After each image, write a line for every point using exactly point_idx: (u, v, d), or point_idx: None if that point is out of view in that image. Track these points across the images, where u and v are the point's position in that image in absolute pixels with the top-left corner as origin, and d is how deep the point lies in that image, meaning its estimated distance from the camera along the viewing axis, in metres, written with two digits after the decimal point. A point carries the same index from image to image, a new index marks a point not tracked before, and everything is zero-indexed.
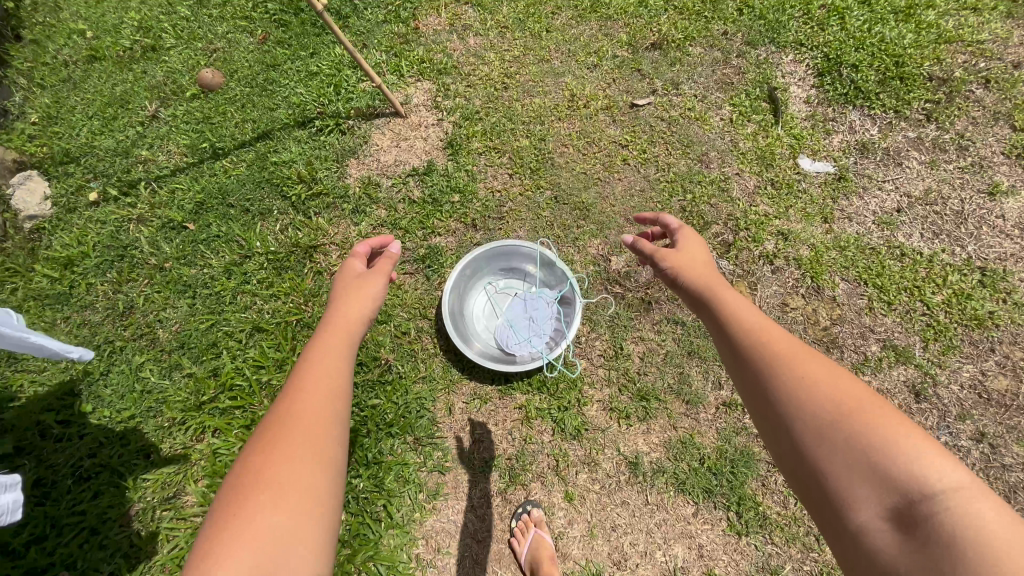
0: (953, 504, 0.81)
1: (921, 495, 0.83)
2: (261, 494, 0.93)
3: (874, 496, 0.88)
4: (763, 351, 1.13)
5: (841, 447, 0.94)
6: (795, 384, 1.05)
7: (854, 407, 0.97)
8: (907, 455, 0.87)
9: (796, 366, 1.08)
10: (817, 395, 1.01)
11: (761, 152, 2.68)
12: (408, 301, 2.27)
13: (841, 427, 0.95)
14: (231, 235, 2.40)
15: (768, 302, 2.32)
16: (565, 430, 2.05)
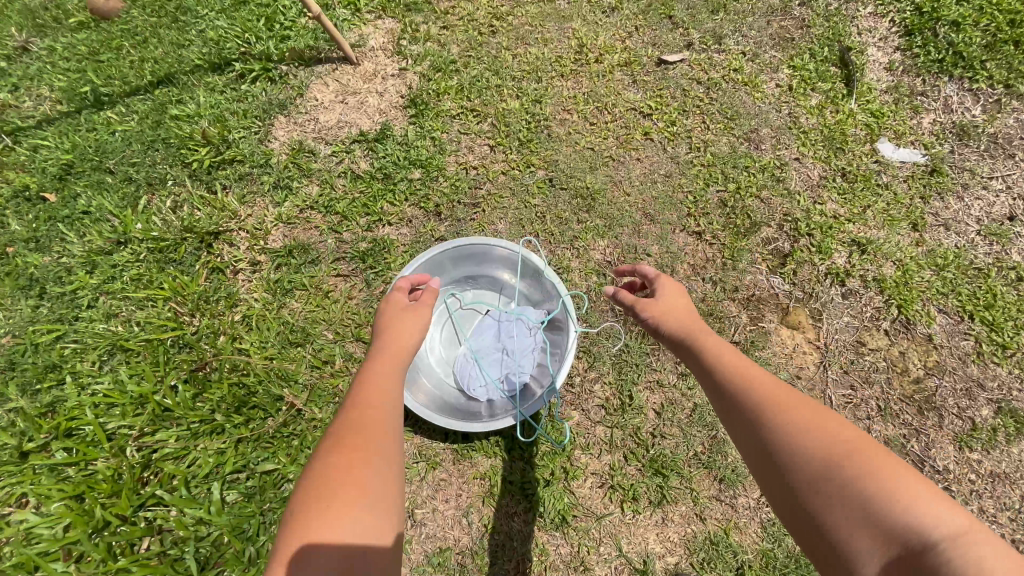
0: (961, 555, 0.64)
1: (923, 542, 0.67)
2: (335, 491, 0.79)
3: (874, 547, 0.70)
4: (748, 388, 0.94)
5: (845, 497, 0.74)
6: (787, 429, 0.85)
7: (845, 448, 0.79)
8: (906, 501, 0.70)
9: (787, 403, 0.89)
10: (809, 440, 0.82)
11: (829, 131, 2.01)
12: (337, 316, 1.64)
13: (842, 479, 0.76)
14: (102, 211, 1.74)
15: (839, 339, 1.66)
16: (544, 515, 1.43)
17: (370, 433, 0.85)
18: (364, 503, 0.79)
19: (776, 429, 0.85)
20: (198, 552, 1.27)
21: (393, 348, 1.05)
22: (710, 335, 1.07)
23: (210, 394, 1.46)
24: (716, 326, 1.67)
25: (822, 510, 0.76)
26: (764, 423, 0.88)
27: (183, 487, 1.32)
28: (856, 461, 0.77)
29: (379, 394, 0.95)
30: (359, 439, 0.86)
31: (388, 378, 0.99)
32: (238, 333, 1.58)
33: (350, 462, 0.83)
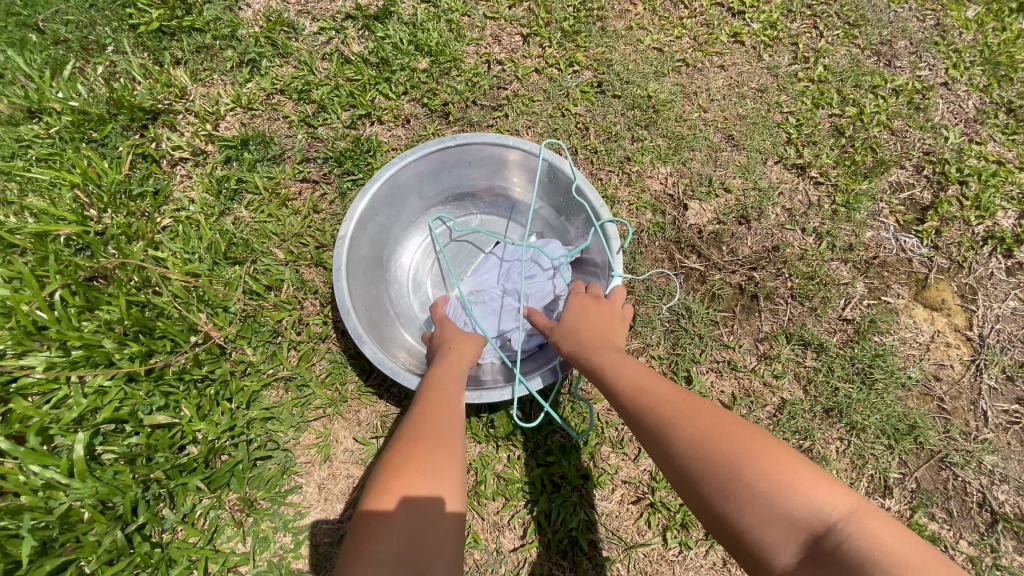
0: (864, 534, 0.48)
1: (823, 527, 0.50)
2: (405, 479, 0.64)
3: (778, 546, 0.51)
4: (625, 380, 0.72)
5: (739, 498, 0.54)
6: (667, 421, 0.63)
7: (728, 431, 0.59)
8: (800, 485, 0.52)
9: (665, 391, 0.68)
10: (691, 431, 0.60)
11: (991, 52, 1.43)
12: (294, 230, 1.21)
13: (734, 475, 0.55)
14: (15, 73, 1.34)
15: (1001, 331, 1.14)
16: (548, 534, 0.98)
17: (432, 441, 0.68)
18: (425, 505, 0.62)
19: (659, 427, 0.64)
20: (41, 530, 0.86)
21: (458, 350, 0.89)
22: (596, 325, 0.86)
23: (102, 312, 1.05)
24: (819, 295, 1.17)
25: (719, 514, 0.55)
26: (646, 418, 0.66)
27: (32, 435, 0.90)
28: (743, 444, 0.57)
29: (447, 382, 0.81)
30: (429, 425, 0.71)
31: (457, 370, 0.84)
32: (159, 240, 1.17)
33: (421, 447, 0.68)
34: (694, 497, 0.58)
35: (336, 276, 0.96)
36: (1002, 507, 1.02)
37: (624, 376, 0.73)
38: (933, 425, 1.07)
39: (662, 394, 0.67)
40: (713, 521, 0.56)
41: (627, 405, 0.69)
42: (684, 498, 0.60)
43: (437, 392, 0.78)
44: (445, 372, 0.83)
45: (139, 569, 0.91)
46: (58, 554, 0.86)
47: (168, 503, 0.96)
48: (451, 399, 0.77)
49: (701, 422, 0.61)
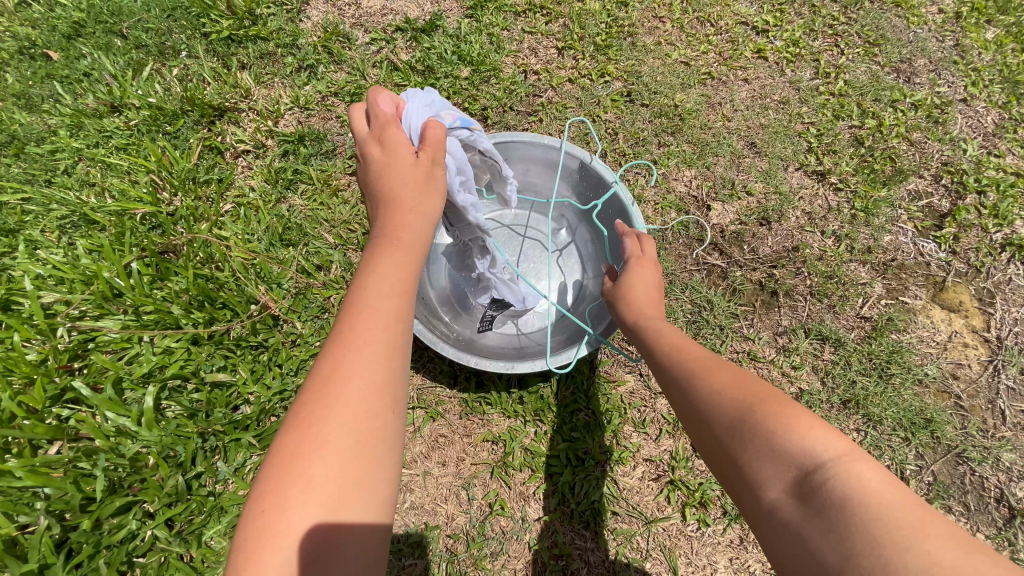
0: (853, 478, 0.47)
1: (812, 463, 0.49)
2: (299, 478, 0.52)
3: (770, 480, 0.52)
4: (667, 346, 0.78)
5: (745, 435, 0.56)
6: (698, 376, 0.68)
7: (751, 387, 0.61)
8: (800, 429, 0.52)
9: (704, 355, 0.73)
10: (717, 384, 0.65)
11: (1010, 71, 1.48)
12: (342, 217, 1.31)
13: (744, 417, 0.57)
14: (101, 73, 1.51)
15: (1017, 334, 1.17)
16: (571, 504, 1.04)
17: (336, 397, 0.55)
18: (325, 477, 0.52)
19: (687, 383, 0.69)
20: (113, 471, 0.96)
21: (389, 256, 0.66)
22: (641, 299, 0.93)
23: (171, 283, 1.16)
24: (838, 293, 1.22)
25: (728, 454, 0.58)
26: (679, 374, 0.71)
27: (110, 385, 1.01)
28: (762, 397, 0.59)
29: (374, 306, 0.61)
30: (342, 391, 0.56)
31: (385, 281, 0.63)
32: (222, 222, 1.29)
33: (322, 422, 0.54)
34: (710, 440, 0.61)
35: None
36: (1020, 502, 1.04)
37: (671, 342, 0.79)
38: (951, 420, 1.10)
39: (698, 358, 0.72)
40: (724, 462, 0.59)
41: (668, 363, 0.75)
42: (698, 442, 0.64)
43: (357, 326, 0.59)
44: (376, 291, 0.62)
45: (194, 514, 0.99)
46: (125, 494, 0.95)
47: (222, 456, 1.04)
48: (378, 342, 0.59)
49: (728, 380, 0.65)
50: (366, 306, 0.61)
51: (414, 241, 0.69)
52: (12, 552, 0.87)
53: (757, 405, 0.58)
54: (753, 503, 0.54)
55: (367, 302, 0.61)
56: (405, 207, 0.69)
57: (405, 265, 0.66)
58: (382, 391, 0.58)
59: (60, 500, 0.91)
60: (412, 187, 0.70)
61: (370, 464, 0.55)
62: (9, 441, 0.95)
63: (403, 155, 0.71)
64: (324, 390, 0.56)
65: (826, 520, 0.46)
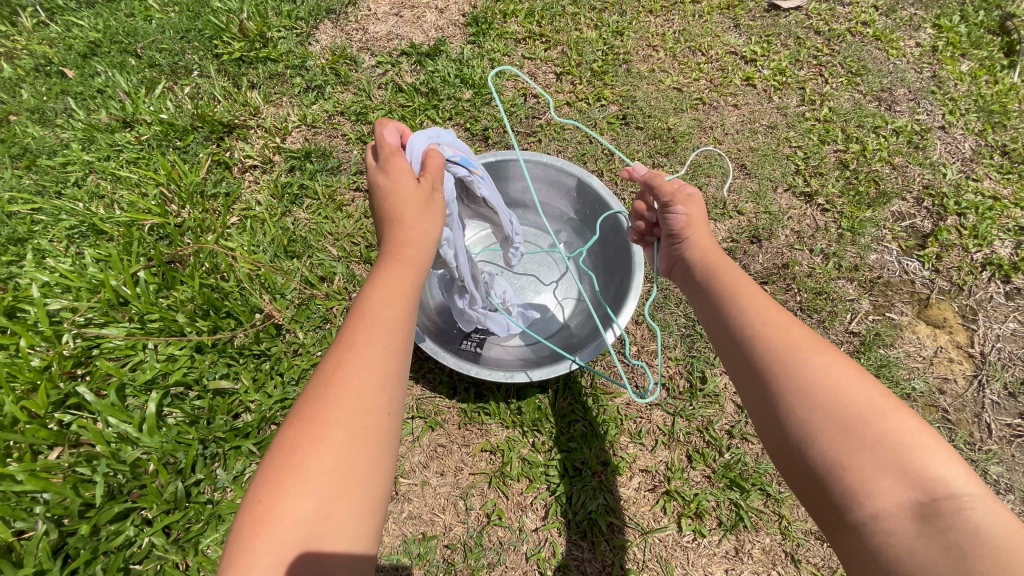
0: (993, 516, 0.47)
1: (945, 492, 0.49)
2: (298, 470, 0.52)
3: (886, 491, 0.51)
4: (747, 312, 0.69)
5: (860, 437, 0.53)
6: (789, 357, 0.62)
7: (858, 386, 0.57)
8: (930, 454, 0.51)
9: (795, 327, 0.65)
10: (817, 371, 0.59)
11: (985, 101, 1.56)
12: (347, 231, 1.35)
13: (864, 421, 0.54)
14: (115, 90, 1.56)
15: (999, 349, 1.21)
16: (569, 514, 1.04)
17: (345, 400, 0.55)
18: (329, 478, 0.52)
19: (773, 369, 0.62)
20: (113, 477, 0.96)
21: (396, 270, 0.66)
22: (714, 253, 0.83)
23: (177, 291, 1.19)
24: (827, 308, 1.26)
25: (815, 455, 0.56)
26: (758, 352, 0.65)
27: (114, 392, 1.03)
28: (880, 402, 0.56)
29: (380, 314, 0.62)
30: (344, 391, 0.56)
31: (394, 291, 0.64)
32: (228, 234, 1.32)
33: (328, 421, 0.54)
34: (786, 436, 0.59)
35: None
36: (1008, 515, 1.06)
37: (752, 308, 0.70)
38: (938, 433, 1.13)
39: (798, 333, 0.64)
40: (804, 462, 0.57)
41: (744, 334, 0.68)
42: (774, 432, 0.61)
43: (364, 331, 0.60)
44: (387, 299, 0.63)
45: (192, 522, 0.98)
46: (124, 500, 0.95)
47: (222, 464, 1.04)
48: (378, 345, 0.59)
49: (841, 367, 0.59)
50: (383, 312, 0.62)
51: (420, 252, 0.69)
52: (9, 557, 0.86)
53: (874, 411, 0.55)
54: (835, 510, 0.54)
55: (376, 306, 0.62)
56: (411, 219, 0.69)
57: (409, 279, 0.67)
58: (380, 391, 0.58)
59: (60, 505, 0.91)
60: (415, 205, 0.71)
61: (370, 462, 0.55)
62: (10, 446, 0.95)
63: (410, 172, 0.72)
64: (331, 387, 0.56)
65: (948, 542, 0.46)
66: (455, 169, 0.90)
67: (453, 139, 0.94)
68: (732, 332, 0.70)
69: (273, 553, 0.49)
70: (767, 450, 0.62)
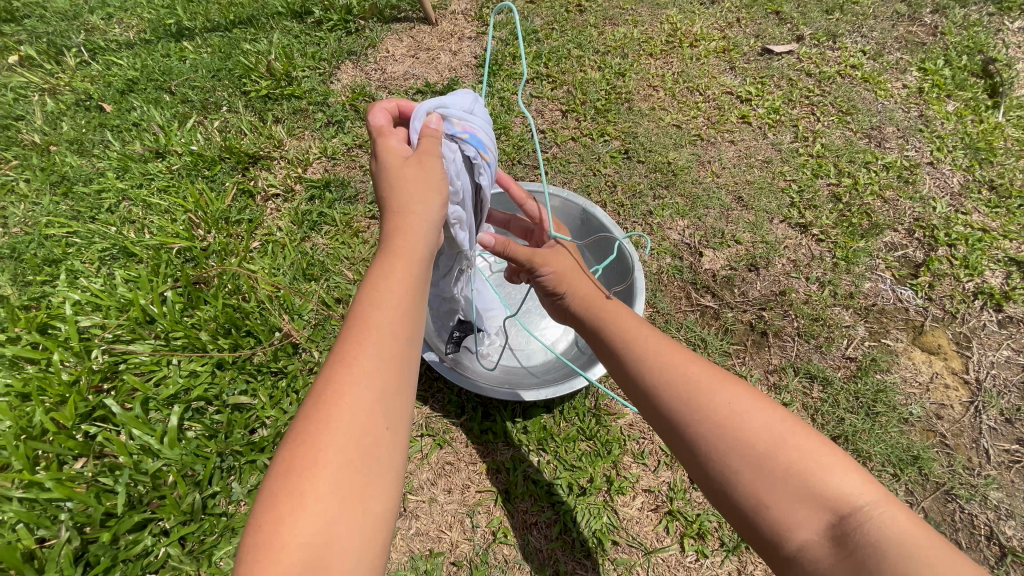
0: (890, 521, 0.52)
1: (849, 508, 0.54)
2: (303, 492, 0.49)
3: (803, 520, 0.55)
4: (649, 356, 0.73)
5: (771, 472, 0.57)
6: (693, 397, 0.65)
7: (757, 412, 0.61)
8: (832, 475, 0.56)
9: (692, 365, 0.69)
10: (721, 408, 0.63)
11: (972, 139, 1.64)
12: (362, 256, 1.42)
13: (770, 455, 0.58)
14: (150, 124, 1.67)
15: (994, 375, 1.24)
16: (574, 533, 1.06)
17: (341, 412, 0.53)
18: (331, 496, 0.49)
19: (678, 415, 0.66)
20: (134, 487, 1.00)
21: (388, 272, 0.65)
22: (595, 294, 0.91)
23: (201, 311, 1.25)
24: (824, 334, 1.30)
25: (736, 496, 0.59)
26: (663, 397, 0.68)
27: (138, 405, 1.08)
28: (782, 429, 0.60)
29: (377, 319, 0.60)
30: (340, 405, 0.54)
31: (396, 294, 0.63)
32: (250, 257, 1.39)
33: (328, 436, 0.52)
34: (709, 480, 0.62)
35: None
36: (1010, 541, 1.07)
37: (656, 352, 0.74)
38: (937, 458, 1.15)
39: (696, 371, 0.68)
40: (729, 501, 0.60)
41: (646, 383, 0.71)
42: (699, 477, 0.64)
43: (361, 338, 0.58)
44: (387, 296, 0.62)
45: (207, 534, 1.01)
46: (143, 510, 0.99)
47: (238, 477, 1.08)
48: (380, 351, 0.58)
49: (743, 397, 0.64)
50: (382, 320, 0.60)
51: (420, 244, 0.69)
52: (31, 564, 0.90)
53: (776, 442, 0.59)
54: (769, 542, 0.57)
55: (372, 305, 0.61)
56: (405, 209, 0.71)
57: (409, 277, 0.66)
58: (382, 393, 0.56)
59: (83, 514, 0.95)
60: (417, 205, 0.72)
61: (370, 476, 0.52)
62: (38, 455, 1.00)
63: (396, 164, 0.74)
64: (328, 398, 0.54)
65: (857, 557, 0.51)
66: (466, 147, 0.86)
67: (462, 115, 0.89)
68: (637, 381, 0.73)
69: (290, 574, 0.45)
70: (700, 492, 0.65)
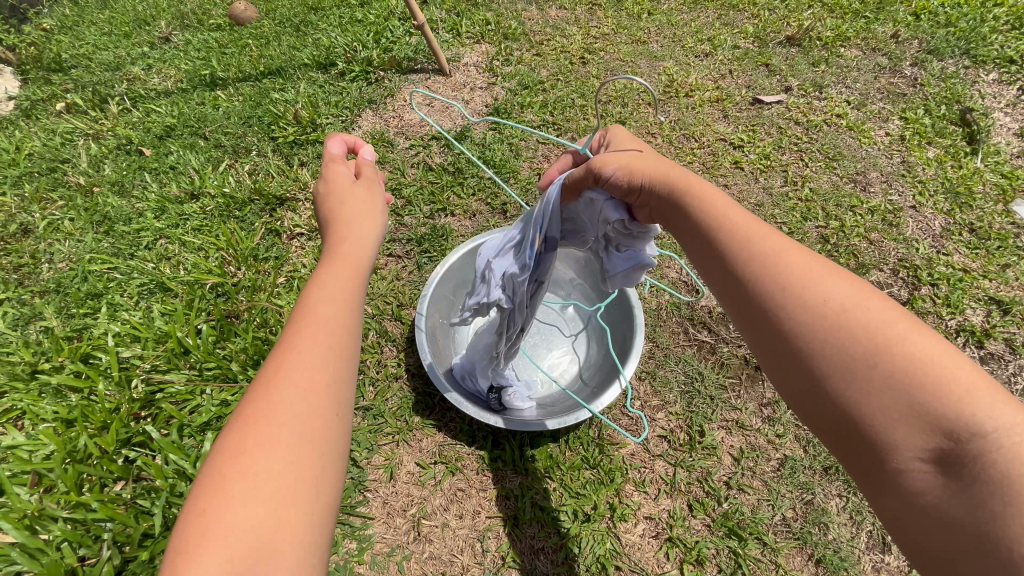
0: (1023, 452, 0.44)
1: (970, 435, 0.46)
2: (239, 479, 0.51)
3: (907, 441, 0.49)
4: (745, 246, 0.63)
5: (871, 384, 0.51)
6: (790, 291, 0.58)
7: (869, 315, 0.53)
8: (959, 394, 0.48)
9: (795, 259, 0.60)
10: (826, 304, 0.55)
11: (951, 184, 1.74)
12: (381, 292, 1.52)
13: (881, 362, 0.51)
14: (186, 167, 1.81)
15: None
16: (579, 558, 1.12)
17: (278, 401, 0.56)
18: (266, 480, 0.52)
19: (773, 311, 0.58)
20: (169, 509, 1.07)
21: (332, 273, 0.68)
22: (674, 171, 0.76)
23: (231, 343, 1.35)
24: None
25: (829, 400, 0.53)
26: (764, 296, 0.60)
27: (175, 432, 1.17)
28: (898, 334, 0.52)
29: (320, 315, 0.63)
30: (281, 395, 0.57)
31: (339, 295, 0.66)
32: (277, 292, 1.49)
33: (267, 427, 0.54)
34: (800, 383, 0.56)
35: (418, 335, 1.24)
36: None
37: (751, 241, 0.63)
38: None
39: (797, 265, 0.59)
40: (819, 405, 0.55)
41: (739, 277, 0.63)
42: (783, 377, 0.59)
43: (304, 334, 0.61)
44: (325, 297, 0.65)
45: None
46: None
47: None
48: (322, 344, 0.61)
49: (855, 297, 0.55)
50: (324, 316, 0.63)
51: (362, 249, 0.73)
52: None
53: (890, 350, 0.51)
54: (864, 457, 0.52)
55: (314, 304, 0.64)
56: (347, 218, 0.75)
57: (349, 276, 0.69)
58: (330, 388, 0.60)
59: (123, 533, 1.02)
60: (358, 212, 0.76)
61: (315, 464, 0.55)
62: (83, 478, 1.08)
63: (343, 183, 0.81)
64: (266, 391, 0.57)
65: (975, 489, 0.45)
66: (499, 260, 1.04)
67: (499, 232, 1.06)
68: (733, 273, 0.63)
69: (227, 568, 0.46)
70: (782, 393, 0.60)
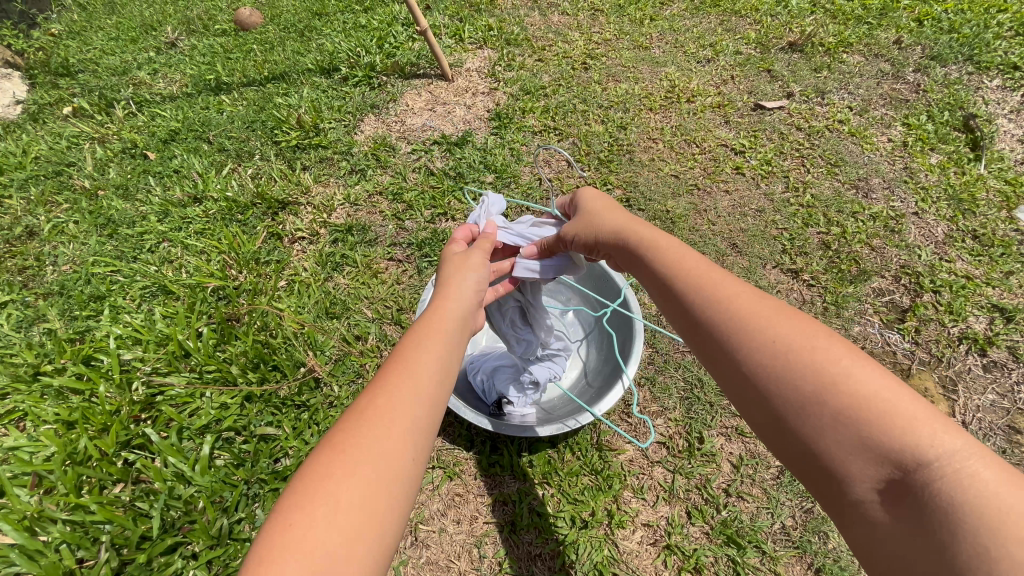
0: (966, 479, 0.44)
1: (915, 464, 0.46)
2: (330, 494, 0.53)
3: (859, 472, 0.50)
4: (703, 287, 0.68)
5: (819, 416, 0.53)
6: (743, 329, 0.61)
7: (815, 344, 0.56)
8: (903, 422, 0.48)
9: (749, 298, 0.64)
10: (774, 339, 0.58)
11: (954, 190, 1.73)
12: (381, 296, 1.53)
13: (826, 396, 0.52)
14: (189, 171, 1.83)
15: (978, 418, 1.30)
16: (576, 565, 1.12)
17: (377, 430, 0.58)
18: (352, 499, 0.53)
19: (730, 349, 0.62)
20: (167, 512, 1.08)
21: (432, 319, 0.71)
22: (627, 226, 0.85)
23: (232, 346, 1.36)
24: None
25: (788, 434, 0.55)
26: (721, 332, 0.63)
27: (175, 434, 1.18)
28: (842, 367, 0.53)
29: (421, 359, 0.65)
30: (374, 422, 0.59)
31: (435, 343, 0.68)
32: (278, 296, 1.50)
33: (357, 451, 0.56)
34: (762, 419, 0.58)
35: None
36: None
37: (710, 282, 0.68)
38: None
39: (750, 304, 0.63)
40: (779, 438, 0.57)
41: (697, 312, 0.67)
42: (747, 413, 0.61)
43: (399, 372, 0.64)
44: (429, 346, 0.67)
45: (231, 558, 1.07)
46: (176, 534, 1.06)
47: (261, 505, 1.15)
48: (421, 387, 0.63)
49: (802, 331, 0.58)
50: (423, 359, 0.65)
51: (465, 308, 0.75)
52: None
53: (833, 384, 0.52)
54: (827, 489, 0.53)
55: (417, 345, 0.67)
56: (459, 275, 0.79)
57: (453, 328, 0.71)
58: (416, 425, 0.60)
59: (121, 536, 1.02)
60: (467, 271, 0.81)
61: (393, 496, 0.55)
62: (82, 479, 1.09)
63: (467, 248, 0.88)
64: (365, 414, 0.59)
65: (924, 519, 0.45)
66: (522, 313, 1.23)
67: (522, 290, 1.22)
68: (693, 315, 0.67)
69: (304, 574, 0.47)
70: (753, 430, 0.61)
